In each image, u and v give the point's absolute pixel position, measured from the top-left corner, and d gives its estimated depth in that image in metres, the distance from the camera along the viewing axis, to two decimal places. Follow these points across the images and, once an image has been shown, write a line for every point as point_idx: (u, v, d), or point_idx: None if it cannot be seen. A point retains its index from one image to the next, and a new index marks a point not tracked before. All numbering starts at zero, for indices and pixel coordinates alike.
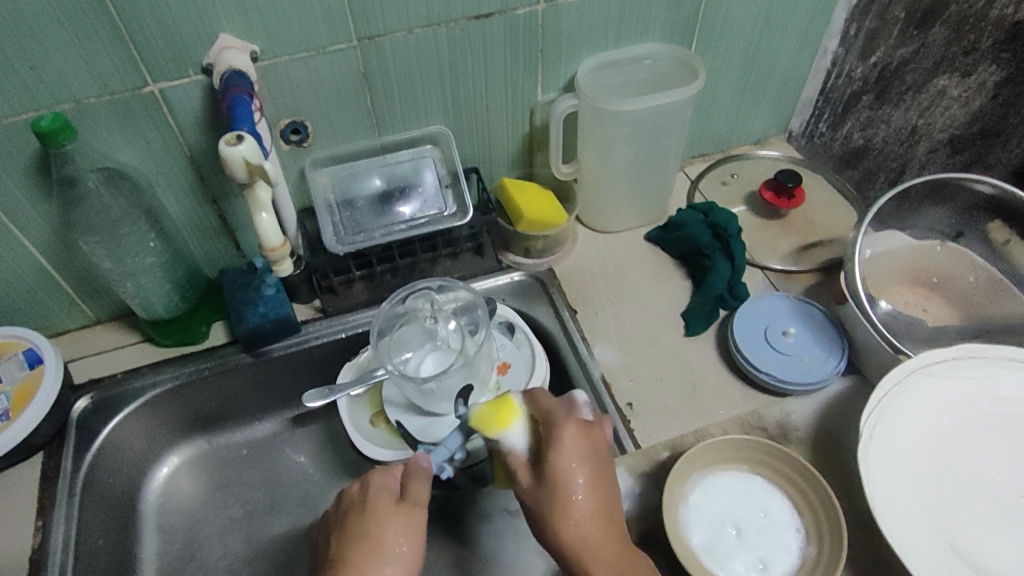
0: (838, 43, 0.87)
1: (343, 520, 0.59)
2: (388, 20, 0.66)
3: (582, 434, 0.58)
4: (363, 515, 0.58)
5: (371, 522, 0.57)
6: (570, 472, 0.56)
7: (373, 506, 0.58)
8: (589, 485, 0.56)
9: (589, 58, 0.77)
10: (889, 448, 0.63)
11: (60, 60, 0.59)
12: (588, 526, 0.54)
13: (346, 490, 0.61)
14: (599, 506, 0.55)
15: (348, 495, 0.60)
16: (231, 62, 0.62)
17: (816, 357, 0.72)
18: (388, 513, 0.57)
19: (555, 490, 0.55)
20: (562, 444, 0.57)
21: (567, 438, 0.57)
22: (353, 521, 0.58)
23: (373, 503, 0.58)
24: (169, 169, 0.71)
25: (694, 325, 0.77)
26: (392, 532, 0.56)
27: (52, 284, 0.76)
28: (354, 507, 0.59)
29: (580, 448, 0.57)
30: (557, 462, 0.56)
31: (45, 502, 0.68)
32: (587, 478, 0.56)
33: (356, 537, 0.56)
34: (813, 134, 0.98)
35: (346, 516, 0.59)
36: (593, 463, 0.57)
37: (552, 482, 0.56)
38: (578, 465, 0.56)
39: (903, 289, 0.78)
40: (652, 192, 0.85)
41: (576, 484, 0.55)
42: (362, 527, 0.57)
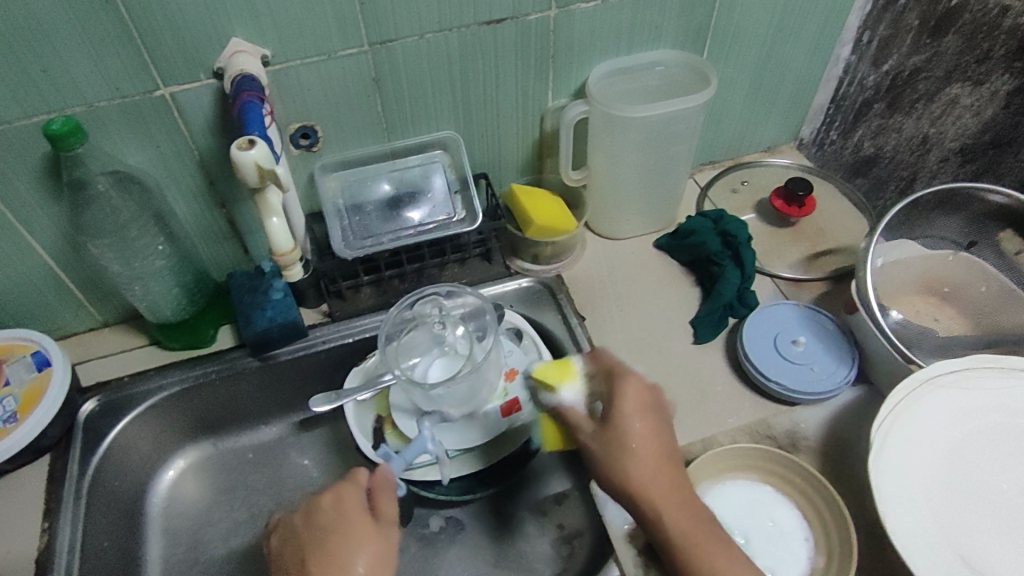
0: (850, 51, 0.87)
1: (310, 540, 0.55)
2: (401, 24, 0.65)
3: (636, 386, 0.57)
4: (335, 534, 0.55)
5: (344, 540, 0.54)
6: (640, 431, 0.55)
7: (345, 526, 0.55)
8: (650, 433, 0.55)
9: (600, 64, 0.77)
10: (900, 459, 0.62)
11: (72, 63, 0.59)
12: (659, 476, 0.53)
13: (305, 511, 0.58)
14: (659, 449, 0.54)
15: (309, 515, 0.57)
16: (243, 67, 0.62)
17: (825, 366, 0.72)
18: (360, 532, 0.55)
19: (622, 444, 0.54)
20: (634, 391, 0.57)
21: (626, 386, 0.57)
22: (319, 534, 0.55)
23: (343, 523, 0.55)
24: (180, 172, 0.71)
25: (704, 333, 0.76)
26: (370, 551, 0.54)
27: (61, 286, 0.76)
28: (320, 519, 0.56)
29: (639, 405, 0.56)
30: (623, 415, 0.55)
31: (51, 504, 0.68)
32: (651, 430, 0.55)
33: (332, 557, 0.53)
34: (823, 142, 0.98)
35: (313, 538, 0.55)
36: (656, 410, 0.56)
37: (621, 438, 0.55)
38: (646, 418, 0.56)
39: (914, 298, 0.77)
40: (662, 199, 0.84)
41: (644, 441, 0.54)
42: (337, 546, 0.54)
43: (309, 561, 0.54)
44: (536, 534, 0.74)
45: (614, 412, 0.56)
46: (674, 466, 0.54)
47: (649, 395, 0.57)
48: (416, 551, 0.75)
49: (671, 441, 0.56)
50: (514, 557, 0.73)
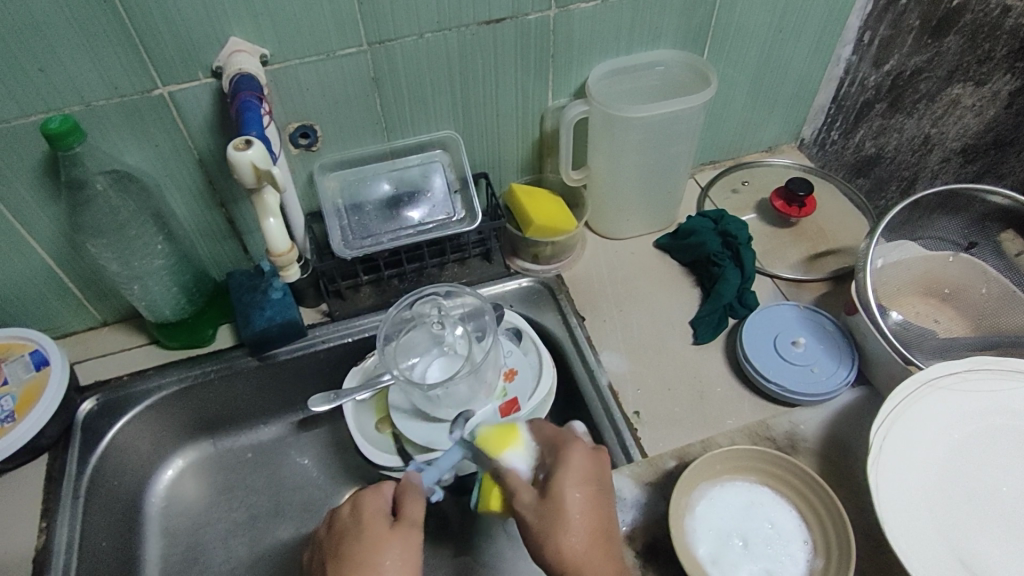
0: (851, 51, 0.85)
1: (336, 548, 0.57)
2: (399, 24, 0.65)
3: (580, 458, 0.56)
4: (358, 540, 0.56)
5: (366, 542, 0.55)
6: (580, 507, 0.54)
7: (367, 528, 0.56)
8: (590, 513, 0.54)
9: (600, 64, 0.77)
10: (899, 461, 0.62)
11: (70, 62, 0.59)
12: (597, 554, 0.52)
13: (333, 524, 0.59)
14: (596, 525, 0.54)
15: (336, 528, 0.58)
16: (241, 66, 0.62)
17: (825, 367, 0.72)
18: (381, 532, 0.56)
19: (563, 519, 0.53)
20: (579, 465, 0.56)
21: (572, 458, 0.56)
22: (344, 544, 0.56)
23: (367, 527, 0.57)
24: (178, 172, 0.71)
25: (703, 334, 0.76)
26: (394, 552, 0.55)
27: (59, 285, 0.76)
28: (345, 531, 0.57)
29: (580, 481, 0.55)
30: (566, 489, 0.54)
31: (49, 503, 0.68)
32: (589, 508, 0.54)
33: (355, 562, 0.54)
34: (824, 143, 0.97)
35: (340, 547, 0.57)
36: (598, 488, 0.55)
37: (562, 512, 0.53)
38: (585, 494, 0.54)
39: (913, 299, 0.77)
40: (662, 199, 0.84)
41: (582, 518, 0.53)
42: (360, 550, 0.55)
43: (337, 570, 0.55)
44: None
45: (557, 485, 0.54)
46: (612, 547, 0.53)
47: (595, 468, 0.56)
48: None
49: (608, 521, 0.55)
50: None
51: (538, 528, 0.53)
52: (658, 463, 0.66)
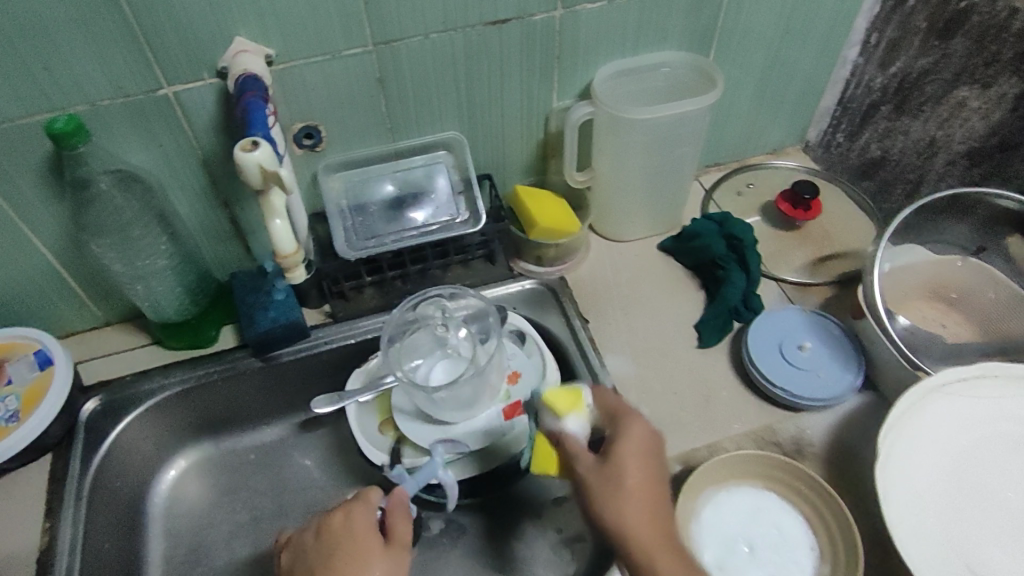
0: (858, 52, 0.90)
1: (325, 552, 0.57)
2: (405, 24, 0.65)
3: (640, 430, 0.57)
4: (350, 552, 0.57)
5: (358, 556, 0.57)
6: (638, 478, 0.54)
7: (359, 542, 0.57)
8: (648, 484, 0.55)
9: (605, 65, 0.76)
10: (906, 467, 0.62)
11: (75, 61, 0.59)
12: (654, 517, 0.53)
13: (319, 526, 0.59)
14: (652, 496, 0.54)
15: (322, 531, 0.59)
16: (246, 66, 0.61)
17: (831, 372, 0.71)
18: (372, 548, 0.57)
19: (620, 487, 0.54)
20: (639, 436, 0.56)
21: (634, 429, 0.57)
22: (334, 553, 0.57)
23: (360, 540, 0.58)
24: (183, 172, 0.71)
25: (708, 337, 0.76)
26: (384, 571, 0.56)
27: (63, 285, 0.76)
28: (335, 541, 0.58)
29: (643, 450, 0.56)
30: (624, 458, 0.55)
31: (53, 503, 0.68)
32: (651, 475, 0.55)
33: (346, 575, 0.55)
34: (830, 144, 0.99)
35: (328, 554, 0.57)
36: (654, 461, 0.56)
37: (624, 479, 0.54)
38: (645, 464, 0.55)
39: (920, 303, 0.76)
40: (667, 202, 0.84)
41: (640, 485, 0.54)
42: (351, 564, 0.56)
43: None
44: (538, 538, 0.74)
45: (618, 455, 0.55)
46: (663, 511, 0.54)
47: (649, 437, 0.57)
48: (419, 555, 0.74)
49: (664, 488, 0.56)
50: (516, 562, 0.73)
51: (596, 494, 0.54)
52: None
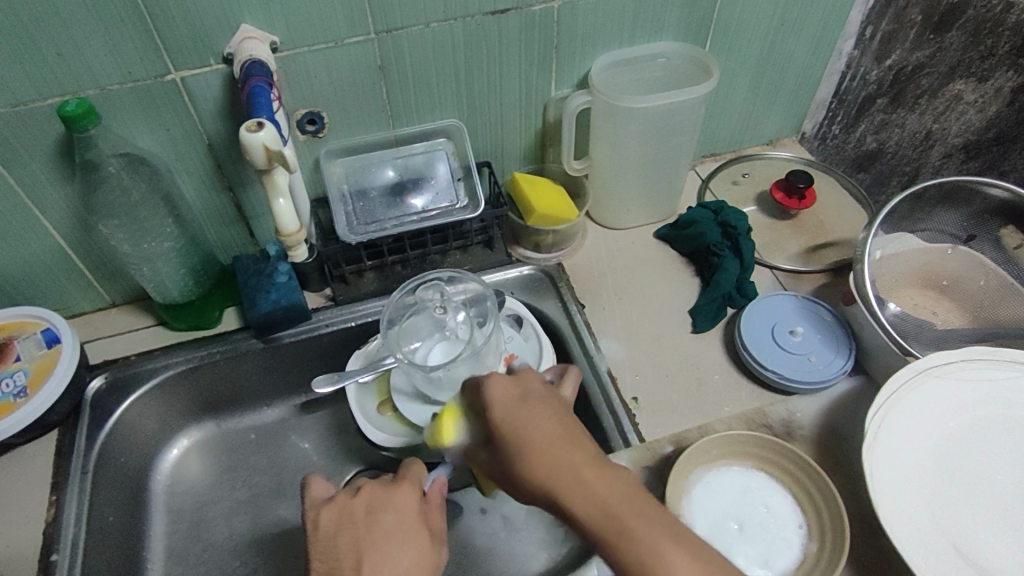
0: (853, 45, 0.86)
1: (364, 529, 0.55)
2: (405, 13, 0.66)
3: (499, 382, 0.51)
4: (392, 531, 0.55)
5: (399, 535, 0.55)
6: (535, 433, 0.47)
7: (398, 521, 0.56)
8: (548, 428, 0.48)
9: (602, 55, 0.78)
10: (893, 449, 0.63)
11: (86, 45, 0.61)
12: (568, 454, 0.46)
13: (368, 498, 0.57)
14: (555, 438, 0.47)
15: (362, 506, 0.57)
16: (253, 52, 0.63)
17: (822, 356, 0.72)
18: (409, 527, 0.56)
19: (523, 440, 0.47)
20: (498, 379, 0.52)
21: (497, 380, 0.51)
22: (382, 538, 0.54)
23: (402, 519, 0.56)
24: (189, 156, 0.72)
25: (702, 323, 0.77)
26: (422, 553, 0.55)
27: (71, 265, 0.78)
28: (385, 525, 0.55)
29: (506, 397, 0.50)
30: (507, 419, 0.49)
31: (59, 477, 0.70)
32: (542, 423, 0.48)
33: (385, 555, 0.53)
34: (824, 137, 0.97)
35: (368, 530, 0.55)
36: (538, 399, 0.50)
37: (508, 432, 0.48)
38: (534, 420, 0.48)
39: (911, 291, 0.78)
40: (663, 190, 0.85)
41: (535, 447, 0.47)
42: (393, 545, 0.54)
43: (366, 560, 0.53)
44: (531, 517, 0.75)
45: (503, 416, 0.49)
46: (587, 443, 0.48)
47: (512, 387, 0.51)
48: None
49: (566, 417, 0.49)
50: (510, 541, 0.74)
51: (510, 458, 0.48)
52: (656, 449, 0.67)
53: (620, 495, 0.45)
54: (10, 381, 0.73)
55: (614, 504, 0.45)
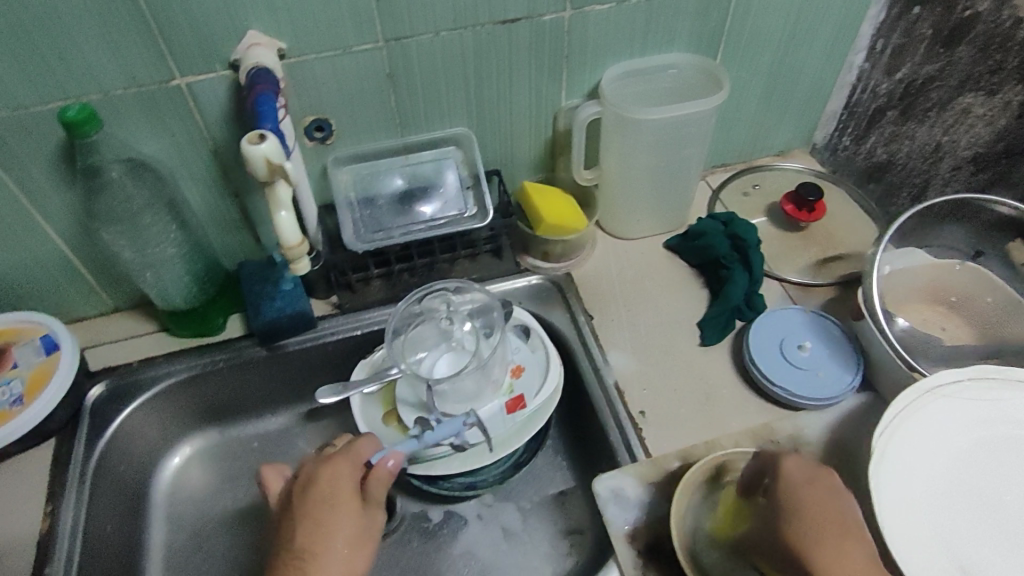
0: (864, 58, 0.87)
1: (290, 545, 0.58)
2: (415, 22, 0.66)
3: (795, 463, 0.53)
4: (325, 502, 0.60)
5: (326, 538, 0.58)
6: (814, 503, 0.50)
7: (343, 507, 0.60)
8: (826, 503, 0.50)
9: (614, 66, 0.77)
10: (902, 468, 0.62)
11: (90, 51, 0.60)
12: (833, 538, 0.48)
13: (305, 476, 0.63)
14: (839, 526, 0.49)
15: (286, 519, 0.61)
16: (259, 59, 0.62)
17: (831, 372, 0.72)
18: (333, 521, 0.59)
19: (806, 522, 0.49)
20: (801, 480, 0.52)
21: (789, 464, 0.53)
22: (313, 508, 0.60)
23: (325, 512, 0.60)
24: (193, 162, 0.72)
25: (710, 335, 0.76)
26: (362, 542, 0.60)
27: (72, 271, 0.77)
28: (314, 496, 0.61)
29: (801, 478, 0.52)
30: (791, 495, 0.51)
31: (56, 487, 0.69)
32: (824, 502, 0.50)
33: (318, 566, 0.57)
34: (835, 147, 0.96)
35: (289, 549, 0.58)
36: (834, 487, 0.51)
37: (789, 507, 0.50)
38: (820, 505, 0.50)
39: (921, 307, 0.78)
40: (673, 201, 0.85)
41: (816, 534, 0.48)
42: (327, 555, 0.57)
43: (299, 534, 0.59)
44: (537, 529, 0.75)
45: (791, 495, 0.51)
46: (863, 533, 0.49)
47: (813, 467, 0.53)
48: (420, 545, 0.75)
49: (846, 496, 0.51)
50: (516, 554, 0.74)
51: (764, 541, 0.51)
52: (663, 465, 0.65)
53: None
54: (7, 389, 0.72)
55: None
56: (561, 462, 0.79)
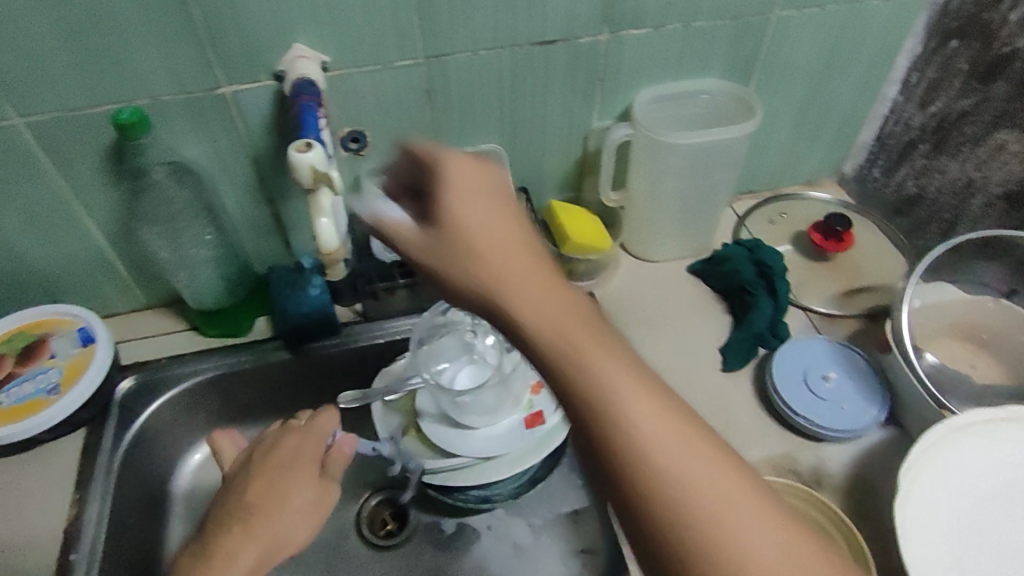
0: (898, 91, 0.87)
1: (244, 498, 0.63)
2: (455, 40, 0.68)
3: (489, 212, 0.42)
4: (284, 469, 0.66)
5: (273, 501, 0.63)
6: (641, 413, 0.39)
7: (301, 470, 0.66)
8: (600, 346, 0.40)
9: (647, 89, 0.78)
10: (928, 508, 0.61)
11: (143, 58, 0.62)
12: (626, 377, 0.40)
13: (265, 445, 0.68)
14: (579, 317, 0.41)
15: (244, 474, 0.66)
16: (304, 72, 0.64)
17: (855, 404, 0.71)
18: (283, 488, 0.64)
19: (598, 395, 0.39)
20: (553, 297, 0.41)
21: (475, 215, 0.42)
22: (273, 470, 0.65)
23: (278, 479, 0.65)
24: (233, 167, 0.74)
25: (733, 361, 0.76)
26: (313, 505, 0.65)
27: (110, 267, 0.79)
28: (276, 459, 0.66)
29: (552, 295, 0.41)
30: (571, 345, 0.40)
31: (84, 477, 0.71)
32: (559, 310, 0.41)
33: (261, 525, 0.61)
34: (865, 178, 0.95)
35: (242, 502, 0.63)
36: (542, 258, 0.43)
37: (566, 331, 0.41)
38: (642, 394, 0.40)
39: (949, 342, 0.76)
40: (699, 226, 0.85)
41: (646, 428, 0.39)
42: (272, 514, 0.62)
43: (257, 488, 0.64)
44: (550, 547, 0.75)
45: (551, 343, 0.40)
46: (671, 398, 0.40)
47: (583, 308, 0.42)
48: (432, 555, 0.75)
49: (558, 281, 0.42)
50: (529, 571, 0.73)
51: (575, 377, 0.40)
52: None
53: (701, 472, 0.38)
54: (43, 377, 0.74)
55: (722, 509, 0.37)
56: (577, 480, 0.79)
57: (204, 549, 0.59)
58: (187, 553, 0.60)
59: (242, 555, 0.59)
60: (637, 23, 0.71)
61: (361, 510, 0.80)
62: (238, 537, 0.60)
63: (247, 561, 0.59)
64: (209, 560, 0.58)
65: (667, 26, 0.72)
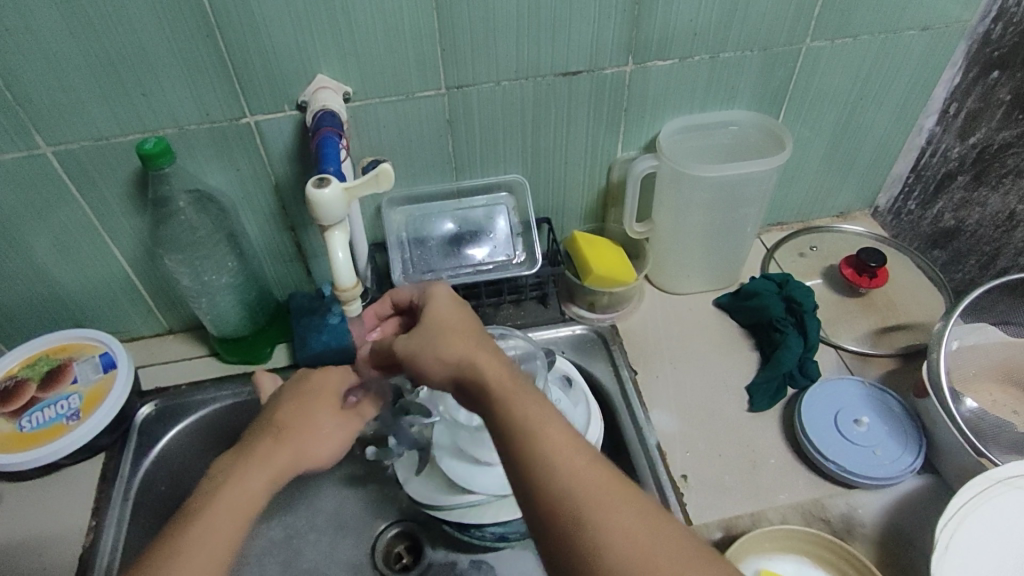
0: (935, 121, 0.84)
1: (280, 412, 0.60)
2: (478, 71, 0.67)
3: (450, 313, 0.56)
4: (311, 398, 0.62)
5: (302, 418, 0.60)
6: (577, 466, 0.45)
7: (326, 402, 0.62)
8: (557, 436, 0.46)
9: (674, 119, 0.77)
10: (970, 563, 0.58)
11: (170, 88, 0.63)
12: (558, 442, 0.46)
13: (299, 375, 0.65)
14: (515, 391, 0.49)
15: (272, 401, 0.62)
16: (326, 102, 0.64)
17: (889, 451, 0.68)
18: (310, 407, 0.61)
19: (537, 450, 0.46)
20: (493, 363, 0.51)
21: (439, 304, 0.57)
22: (301, 398, 0.62)
23: (309, 403, 0.61)
24: (256, 196, 0.74)
25: (760, 402, 0.73)
26: (332, 437, 0.61)
27: (133, 291, 0.80)
28: (303, 389, 0.63)
29: (493, 362, 0.51)
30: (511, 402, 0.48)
31: (100, 502, 0.71)
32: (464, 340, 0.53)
33: (294, 432, 0.58)
34: (899, 212, 0.92)
35: (275, 418, 0.59)
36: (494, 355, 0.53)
37: (511, 396, 0.49)
38: (577, 450, 0.46)
39: (991, 387, 0.71)
40: (725, 260, 0.83)
41: (582, 479, 0.44)
42: (304, 427, 0.59)
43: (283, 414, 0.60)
44: None
45: (495, 392, 0.49)
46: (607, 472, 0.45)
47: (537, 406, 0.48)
48: None
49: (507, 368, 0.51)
50: None
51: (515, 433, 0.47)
52: (703, 533, 0.64)
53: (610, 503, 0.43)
54: (64, 403, 0.74)
55: (629, 523, 0.43)
56: None
57: (240, 454, 0.56)
58: (220, 460, 0.56)
59: (276, 456, 0.56)
60: (662, 54, 0.70)
61: (377, 542, 0.77)
62: (273, 443, 0.56)
63: (279, 466, 0.56)
64: (242, 463, 0.55)
65: (693, 56, 0.71)
